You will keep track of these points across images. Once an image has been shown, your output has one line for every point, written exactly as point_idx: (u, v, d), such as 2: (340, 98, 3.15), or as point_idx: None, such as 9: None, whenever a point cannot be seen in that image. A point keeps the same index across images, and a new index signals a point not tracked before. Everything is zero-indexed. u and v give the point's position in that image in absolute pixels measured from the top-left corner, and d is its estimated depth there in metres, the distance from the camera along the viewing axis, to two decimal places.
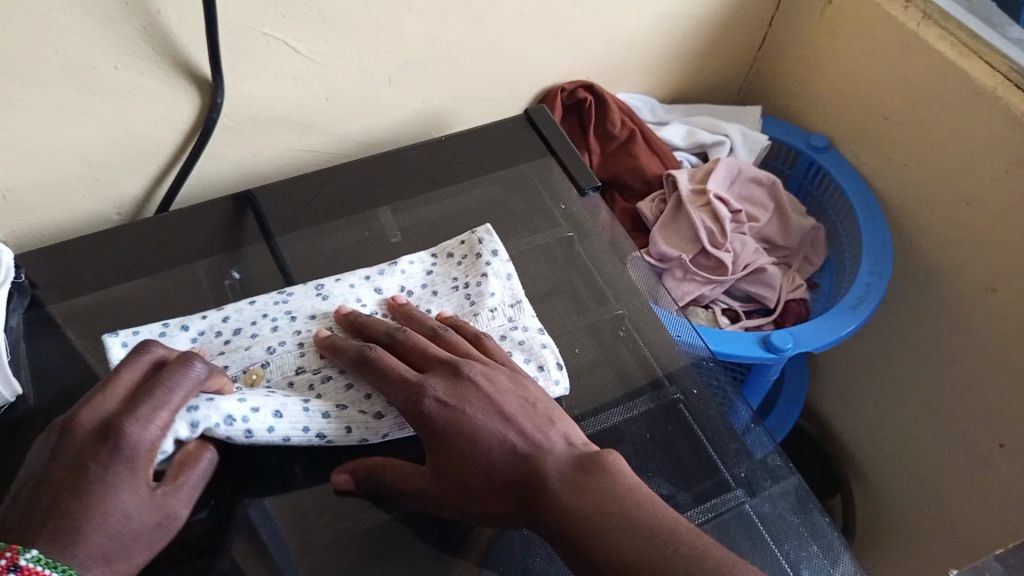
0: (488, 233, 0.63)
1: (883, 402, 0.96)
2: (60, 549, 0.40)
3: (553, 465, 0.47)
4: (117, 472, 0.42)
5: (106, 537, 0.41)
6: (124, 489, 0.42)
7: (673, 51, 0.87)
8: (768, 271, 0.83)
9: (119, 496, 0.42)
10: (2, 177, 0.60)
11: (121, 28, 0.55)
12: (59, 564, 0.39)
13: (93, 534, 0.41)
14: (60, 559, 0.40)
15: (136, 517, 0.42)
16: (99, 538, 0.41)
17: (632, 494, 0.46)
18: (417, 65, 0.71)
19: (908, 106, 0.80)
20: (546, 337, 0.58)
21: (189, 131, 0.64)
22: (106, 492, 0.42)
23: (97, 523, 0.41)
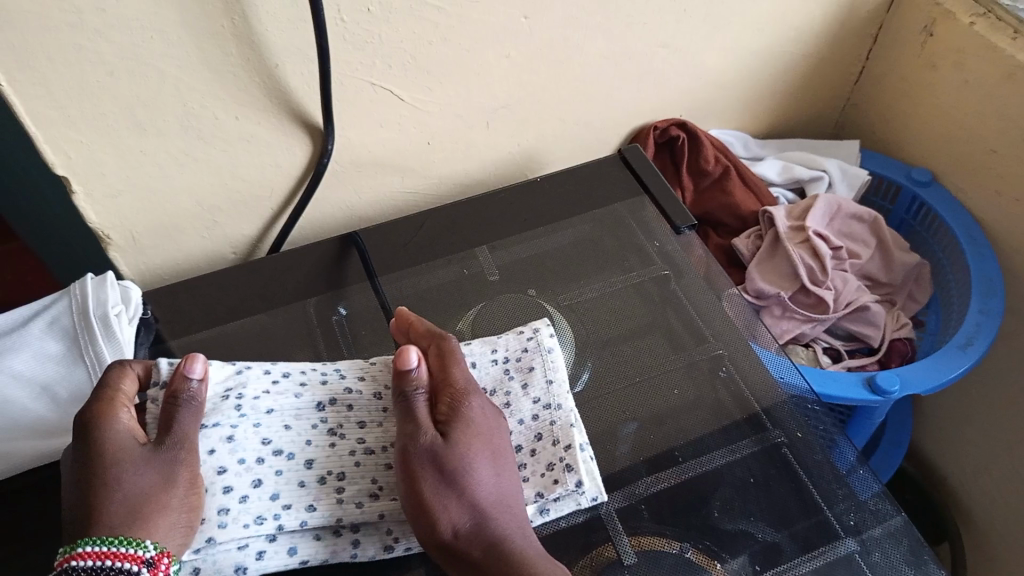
0: (556, 378, 0.57)
1: (994, 446, 0.91)
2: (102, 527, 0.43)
3: (518, 540, 0.45)
4: (112, 447, 0.45)
5: (131, 504, 0.44)
6: (128, 457, 0.45)
7: (767, 86, 0.87)
8: (870, 310, 0.80)
9: (126, 464, 0.45)
10: (131, 220, 0.64)
11: (240, 83, 0.58)
12: (123, 537, 0.43)
13: (115, 502, 0.44)
14: (117, 532, 0.43)
15: (155, 478, 0.45)
16: (123, 502, 0.44)
17: None
18: (511, 108, 0.73)
19: (1016, 140, 0.77)
20: (574, 416, 0.55)
21: (300, 176, 0.68)
22: (114, 463, 0.45)
23: (118, 496, 0.44)
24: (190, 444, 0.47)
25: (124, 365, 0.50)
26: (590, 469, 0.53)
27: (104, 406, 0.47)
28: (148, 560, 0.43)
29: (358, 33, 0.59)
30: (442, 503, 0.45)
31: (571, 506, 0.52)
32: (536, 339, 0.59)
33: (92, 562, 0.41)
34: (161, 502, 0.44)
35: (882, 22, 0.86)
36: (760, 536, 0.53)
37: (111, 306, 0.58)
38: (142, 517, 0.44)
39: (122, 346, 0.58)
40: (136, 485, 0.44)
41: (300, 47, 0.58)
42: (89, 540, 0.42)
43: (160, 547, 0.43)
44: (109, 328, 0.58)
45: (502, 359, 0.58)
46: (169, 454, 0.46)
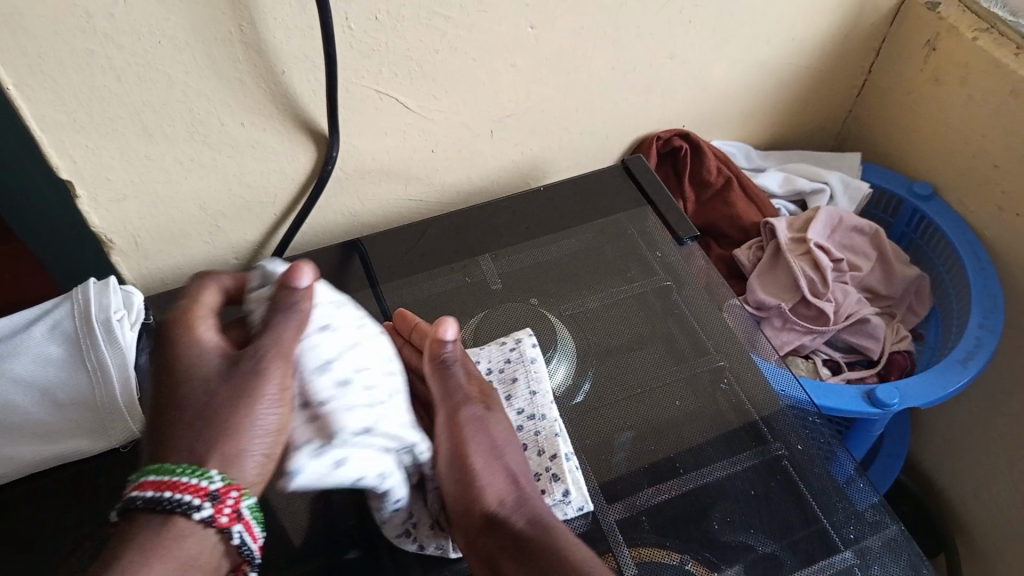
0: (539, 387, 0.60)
1: (992, 460, 0.92)
2: (180, 449, 0.42)
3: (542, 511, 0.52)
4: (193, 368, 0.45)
5: (212, 419, 0.43)
6: (213, 373, 0.44)
7: (770, 98, 0.87)
8: (871, 322, 0.81)
9: (213, 378, 0.44)
10: (135, 225, 0.64)
11: (248, 89, 0.58)
12: (189, 467, 0.41)
13: (193, 423, 0.43)
14: (184, 460, 0.42)
15: (240, 390, 0.44)
16: (198, 425, 0.43)
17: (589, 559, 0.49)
18: (516, 117, 0.73)
19: (1018, 155, 0.78)
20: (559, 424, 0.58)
21: (304, 183, 0.68)
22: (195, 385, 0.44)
23: (202, 411, 0.43)
24: (279, 353, 0.45)
25: (215, 280, 0.50)
26: (576, 479, 0.55)
27: (193, 324, 0.47)
28: (213, 493, 0.42)
29: (366, 40, 0.59)
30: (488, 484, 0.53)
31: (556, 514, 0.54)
32: (518, 349, 0.62)
33: (151, 492, 0.40)
34: (237, 424, 0.43)
35: (885, 35, 0.86)
36: (760, 549, 0.53)
37: (113, 311, 0.59)
38: (218, 439, 0.43)
39: (124, 351, 0.58)
40: (214, 403, 0.43)
41: (308, 54, 0.58)
42: (156, 467, 0.41)
43: (227, 481, 0.42)
44: (111, 333, 0.58)
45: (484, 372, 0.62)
46: (254, 366, 0.45)
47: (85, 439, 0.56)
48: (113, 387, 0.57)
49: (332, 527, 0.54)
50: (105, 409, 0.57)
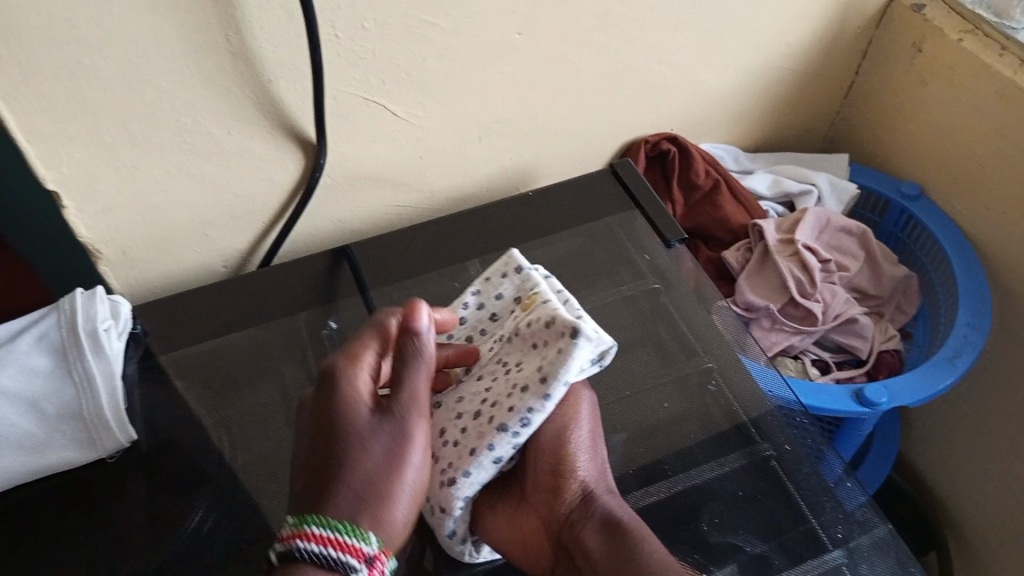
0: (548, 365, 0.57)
1: (982, 458, 0.92)
2: (329, 505, 0.45)
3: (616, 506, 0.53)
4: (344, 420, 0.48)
5: (365, 475, 0.46)
6: (363, 427, 0.48)
7: (758, 100, 0.87)
8: (859, 322, 0.81)
9: (365, 434, 0.47)
10: (123, 234, 0.64)
11: (235, 99, 0.59)
12: (348, 527, 0.44)
13: (350, 477, 0.46)
14: (344, 519, 0.45)
15: (388, 444, 0.47)
16: (357, 483, 0.46)
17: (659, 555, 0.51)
18: (505, 123, 0.73)
19: (1004, 155, 0.78)
20: None
21: (292, 190, 0.68)
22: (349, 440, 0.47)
23: (360, 466, 0.46)
24: (416, 405, 0.49)
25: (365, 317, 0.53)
26: None
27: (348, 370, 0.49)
28: (369, 556, 0.44)
29: (352, 49, 0.60)
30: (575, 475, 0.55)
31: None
32: (525, 278, 0.60)
33: (318, 548, 0.43)
34: (390, 481, 0.46)
35: (872, 37, 0.87)
36: (749, 550, 0.53)
37: (101, 321, 0.59)
38: (375, 497, 0.46)
39: (110, 362, 0.59)
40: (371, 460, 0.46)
41: (295, 63, 0.58)
42: (308, 522, 0.44)
43: (382, 544, 0.45)
44: (98, 343, 0.58)
45: (497, 307, 0.60)
46: (395, 419, 0.48)
47: (73, 450, 0.56)
48: (101, 397, 0.57)
49: None
50: (93, 420, 0.57)
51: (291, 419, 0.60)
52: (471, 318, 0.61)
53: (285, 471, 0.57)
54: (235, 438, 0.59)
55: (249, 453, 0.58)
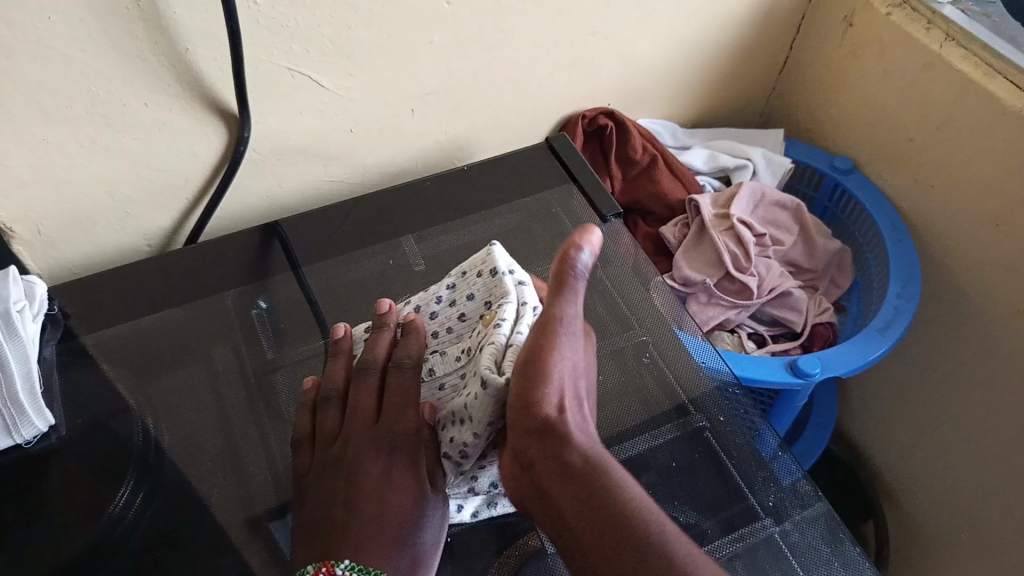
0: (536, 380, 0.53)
1: (915, 426, 0.95)
2: (370, 551, 0.48)
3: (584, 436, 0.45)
4: (392, 495, 0.50)
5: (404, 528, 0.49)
6: (411, 482, 0.50)
7: (695, 75, 0.87)
8: (793, 295, 0.82)
9: (410, 493, 0.50)
10: (37, 212, 0.61)
11: (151, 68, 0.56)
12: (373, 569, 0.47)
13: (398, 534, 0.49)
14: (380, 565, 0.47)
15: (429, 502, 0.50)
16: (409, 552, 0.48)
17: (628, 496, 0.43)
18: (438, 95, 0.72)
19: (933, 127, 0.80)
20: None
21: (217, 165, 0.66)
22: (399, 513, 0.49)
23: (400, 527, 0.49)
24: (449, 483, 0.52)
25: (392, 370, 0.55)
26: None
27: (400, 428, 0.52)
28: None
29: (273, 15, 0.57)
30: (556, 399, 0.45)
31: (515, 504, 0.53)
32: (496, 283, 0.55)
33: None
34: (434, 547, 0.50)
35: (805, 13, 0.88)
36: (681, 519, 0.53)
37: (14, 302, 0.57)
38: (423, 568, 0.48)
39: (25, 345, 0.56)
40: (425, 534, 0.49)
41: (213, 30, 0.56)
42: (356, 568, 0.47)
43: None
44: (12, 326, 0.56)
45: (468, 308, 0.56)
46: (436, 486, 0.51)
47: None
48: (15, 381, 0.55)
49: (271, 511, 0.52)
50: (7, 405, 0.54)
51: (218, 400, 0.58)
52: (441, 314, 0.58)
53: (212, 454, 0.55)
54: (160, 421, 0.57)
55: (175, 436, 0.56)
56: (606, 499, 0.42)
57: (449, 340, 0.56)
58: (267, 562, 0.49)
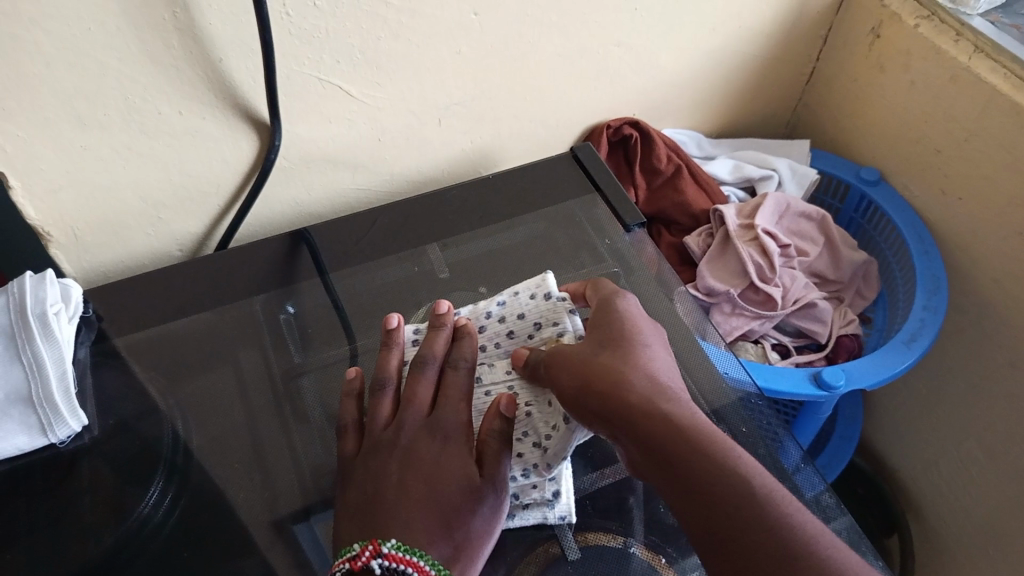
0: None
1: (941, 440, 0.94)
2: (415, 531, 0.47)
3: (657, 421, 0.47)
4: (447, 478, 0.49)
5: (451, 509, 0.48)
6: (460, 466, 0.50)
7: (721, 85, 0.88)
8: (818, 306, 0.82)
9: (461, 477, 0.49)
10: (73, 217, 0.63)
11: (184, 77, 0.58)
12: (417, 550, 0.46)
13: (449, 514, 0.48)
14: (422, 546, 0.46)
15: (478, 486, 0.49)
16: (454, 536, 0.47)
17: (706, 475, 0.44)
18: (464, 105, 0.73)
19: (960, 140, 0.79)
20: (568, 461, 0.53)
21: (247, 172, 0.67)
22: (453, 495, 0.48)
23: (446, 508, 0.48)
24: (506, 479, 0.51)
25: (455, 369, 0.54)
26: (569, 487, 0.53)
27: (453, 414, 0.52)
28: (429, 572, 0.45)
29: (304, 27, 0.59)
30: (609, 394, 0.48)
31: (538, 517, 0.52)
32: (551, 307, 0.57)
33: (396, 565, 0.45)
34: (483, 531, 0.48)
35: (832, 23, 0.88)
36: None
37: (51, 304, 0.58)
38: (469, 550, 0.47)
39: (61, 347, 0.57)
40: (474, 517, 0.48)
41: (244, 40, 0.57)
42: (402, 548, 0.46)
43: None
44: (48, 327, 0.57)
45: (517, 327, 0.57)
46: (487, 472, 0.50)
47: (23, 436, 0.55)
48: (50, 382, 0.56)
49: (296, 515, 0.53)
50: (42, 404, 0.55)
51: (245, 404, 0.59)
52: (490, 329, 0.58)
53: (239, 455, 0.56)
54: (188, 423, 0.58)
55: (203, 437, 0.57)
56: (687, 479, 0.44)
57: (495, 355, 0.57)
58: (289, 565, 0.50)
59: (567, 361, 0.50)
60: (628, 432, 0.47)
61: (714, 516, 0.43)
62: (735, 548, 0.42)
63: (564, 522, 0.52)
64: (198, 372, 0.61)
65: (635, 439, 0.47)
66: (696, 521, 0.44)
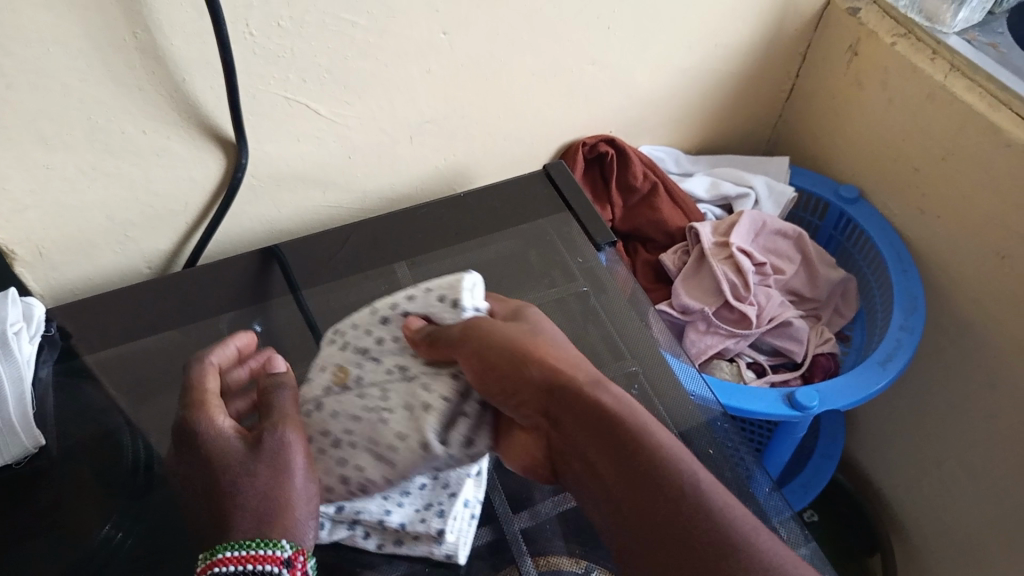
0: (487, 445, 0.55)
1: (924, 460, 0.93)
2: (230, 526, 0.45)
3: (572, 389, 0.50)
4: (216, 456, 0.48)
5: (241, 495, 0.46)
6: (231, 455, 0.48)
7: (699, 102, 0.87)
8: (793, 325, 0.81)
9: (236, 464, 0.47)
10: (38, 234, 0.63)
11: (148, 95, 0.57)
12: (261, 540, 0.44)
13: (243, 504, 0.46)
14: (251, 535, 0.44)
15: (256, 466, 0.47)
16: (260, 514, 0.45)
17: (625, 435, 0.47)
18: (436, 123, 0.73)
19: (937, 158, 0.79)
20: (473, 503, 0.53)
21: (215, 190, 0.67)
22: (228, 465, 0.47)
23: (241, 495, 0.46)
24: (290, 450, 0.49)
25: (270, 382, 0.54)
26: (462, 528, 0.52)
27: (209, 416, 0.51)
28: (287, 560, 0.44)
29: (270, 46, 0.59)
30: (530, 371, 0.50)
31: (425, 551, 0.51)
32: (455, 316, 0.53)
33: (238, 566, 0.43)
34: (283, 497, 0.46)
35: (810, 40, 0.87)
36: None
37: (11, 324, 0.58)
38: (278, 517, 0.45)
39: (19, 366, 0.57)
40: (250, 485, 0.46)
41: (209, 60, 0.57)
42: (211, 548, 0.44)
43: (295, 546, 0.45)
44: (7, 346, 0.57)
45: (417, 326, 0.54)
46: (264, 449, 0.48)
47: None
48: (9, 403, 0.56)
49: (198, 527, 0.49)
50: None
51: None
52: (392, 322, 0.54)
53: None
54: (151, 441, 0.57)
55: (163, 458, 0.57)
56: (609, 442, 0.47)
57: (390, 352, 0.54)
58: None
59: (482, 334, 0.52)
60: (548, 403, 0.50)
61: (641, 489, 0.45)
62: (658, 518, 0.43)
63: (451, 560, 0.51)
64: (161, 393, 0.61)
65: (561, 408, 0.49)
66: (618, 494, 0.45)
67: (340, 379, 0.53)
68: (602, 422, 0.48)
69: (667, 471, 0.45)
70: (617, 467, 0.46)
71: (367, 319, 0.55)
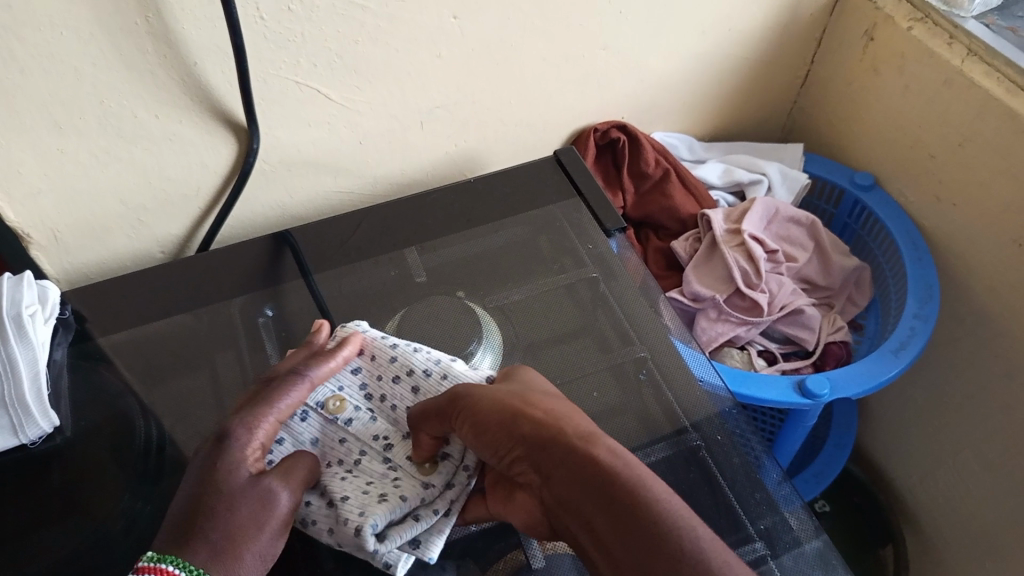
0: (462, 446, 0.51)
1: (939, 450, 0.92)
2: (186, 539, 0.44)
3: (568, 445, 0.43)
4: (222, 469, 0.47)
5: (219, 513, 0.45)
6: (237, 471, 0.47)
7: (713, 86, 0.87)
8: (805, 313, 0.81)
9: (235, 486, 0.46)
10: (53, 219, 0.63)
11: (160, 81, 0.58)
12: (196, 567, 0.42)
13: (217, 523, 0.44)
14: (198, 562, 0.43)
15: (248, 499, 0.46)
16: (219, 543, 0.43)
17: (620, 497, 0.39)
18: (447, 108, 0.72)
19: (953, 145, 0.78)
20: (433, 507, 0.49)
21: (227, 176, 0.67)
22: (220, 485, 0.46)
23: (220, 514, 0.44)
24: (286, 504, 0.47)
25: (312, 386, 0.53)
26: (410, 529, 0.48)
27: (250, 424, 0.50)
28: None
29: (279, 31, 0.59)
30: (523, 431, 0.45)
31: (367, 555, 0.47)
32: None
33: None
34: (246, 539, 0.44)
35: (826, 26, 0.86)
36: None
37: (26, 306, 0.59)
38: (227, 556, 0.43)
39: (34, 347, 0.59)
40: (231, 512, 0.45)
41: (219, 45, 0.57)
42: (156, 556, 0.43)
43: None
44: (23, 329, 0.58)
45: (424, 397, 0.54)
46: (264, 488, 0.46)
47: None
48: (23, 383, 0.57)
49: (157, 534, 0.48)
50: (15, 407, 0.56)
51: (219, 405, 0.60)
52: (402, 381, 0.55)
53: None
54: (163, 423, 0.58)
55: (175, 439, 0.57)
56: (606, 507, 0.40)
57: (387, 413, 0.54)
58: None
59: (477, 400, 0.47)
60: (542, 465, 0.43)
61: (638, 551, 0.38)
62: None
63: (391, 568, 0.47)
64: (173, 375, 0.62)
65: (553, 465, 0.43)
66: (614, 556, 0.39)
67: (333, 410, 0.54)
68: (598, 480, 0.40)
69: (672, 540, 0.38)
70: (615, 539, 0.39)
71: (385, 363, 0.56)
